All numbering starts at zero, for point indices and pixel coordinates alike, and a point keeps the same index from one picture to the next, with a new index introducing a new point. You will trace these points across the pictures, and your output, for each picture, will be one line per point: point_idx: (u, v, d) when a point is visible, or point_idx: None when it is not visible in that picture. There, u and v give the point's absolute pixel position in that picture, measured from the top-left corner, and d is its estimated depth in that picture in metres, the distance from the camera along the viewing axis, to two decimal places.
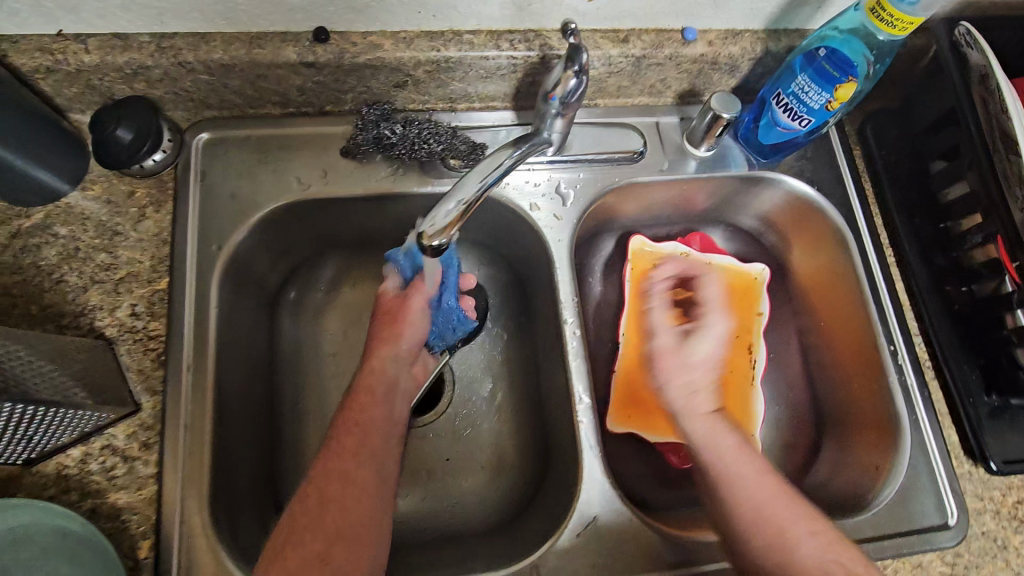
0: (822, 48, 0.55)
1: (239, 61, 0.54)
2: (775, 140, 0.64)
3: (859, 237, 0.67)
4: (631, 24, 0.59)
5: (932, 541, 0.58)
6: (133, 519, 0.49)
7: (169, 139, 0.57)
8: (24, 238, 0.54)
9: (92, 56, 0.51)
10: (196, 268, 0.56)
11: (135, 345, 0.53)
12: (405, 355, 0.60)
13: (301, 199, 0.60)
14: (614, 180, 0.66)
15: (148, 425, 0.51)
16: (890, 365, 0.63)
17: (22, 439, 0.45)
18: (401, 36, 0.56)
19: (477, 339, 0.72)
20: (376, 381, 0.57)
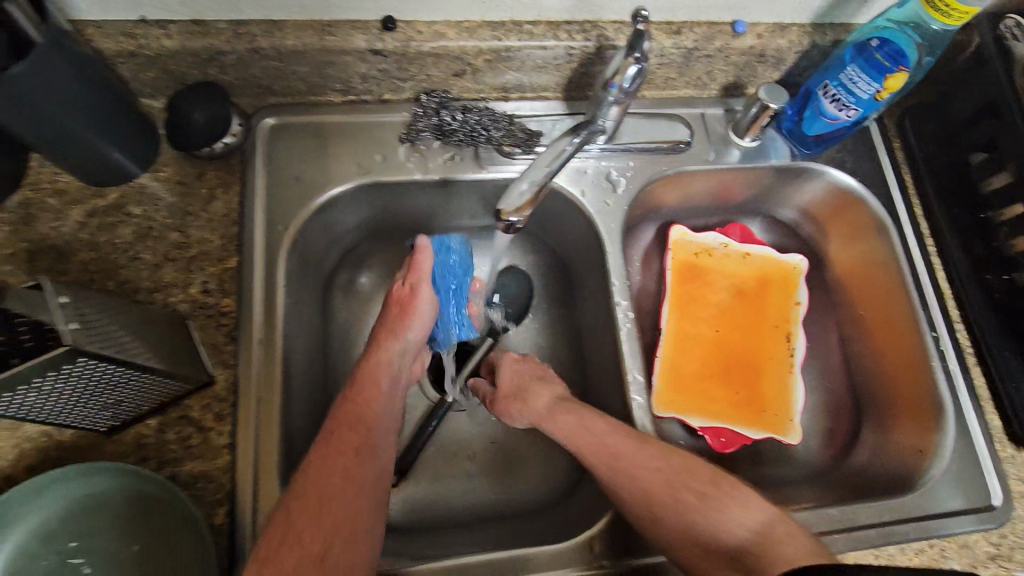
0: (874, 39, 0.58)
1: (310, 48, 0.56)
2: (820, 131, 0.66)
3: (900, 226, 0.69)
4: (683, 16, 0.61)
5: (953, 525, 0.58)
6: (209, 486, 0.51)
7: (239, 123, 0.59)
8: (100, 217, 0.56)
9: (173, 42, 0.54)
10: (265, 248, 0.58)
11: (208, 320, 0.55)
12: (411, 349, 0.59)
13: (361, 184, 0.62)
14: (662, 168, 0.68)
15: (221, 397, 0.53)
16: (933, 350, 0.64)
17: (112, 405, 0.47)
18: (463, 26, 0.58)
19: (523, 325, 0.74)
20: (382, 373, 0.56)
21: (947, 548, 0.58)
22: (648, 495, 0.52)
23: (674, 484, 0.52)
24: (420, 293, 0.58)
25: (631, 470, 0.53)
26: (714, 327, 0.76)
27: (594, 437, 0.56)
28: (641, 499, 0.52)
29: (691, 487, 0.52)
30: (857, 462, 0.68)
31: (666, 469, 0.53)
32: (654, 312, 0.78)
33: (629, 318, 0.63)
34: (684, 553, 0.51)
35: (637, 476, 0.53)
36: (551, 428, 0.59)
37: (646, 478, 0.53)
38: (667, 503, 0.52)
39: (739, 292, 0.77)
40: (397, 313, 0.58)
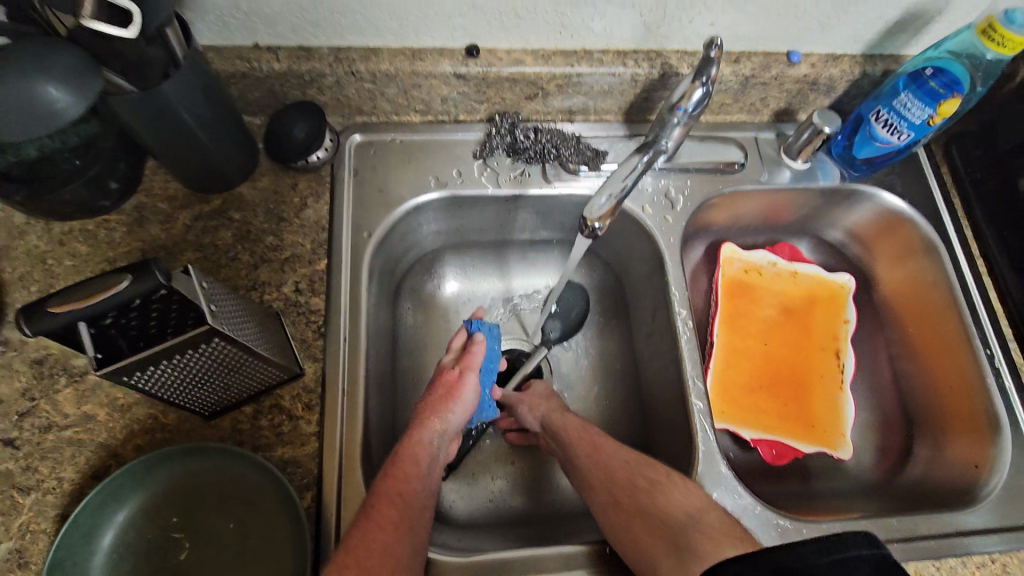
0: (928, 68, 0.60)
1: (402, 71, 0.61)
2: (870, 154, 0.69)
3: (950, 246, 0.71)
4: (742, 46, 0.65)
5: (974, 544, 0.58)
6: (298, 471, 0.54)
7: (330, 139, 0.64)
8: (204, 221, 0.62)
9: (281, 64, 0.59)
10: (350, 252, 0.62)
11: (299, 317, 0.59)
12: (450, 433, 0.58)
13: (437, 196, 0.66)
14: (718, 186, 0.71)
15: (310, 388, 0.57)
16: (987, 367, 0.66)
17: (219, 388, 0.51)
18: (539, 53, 0.63)
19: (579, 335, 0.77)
20: (422, 452, 0.55)
21: (1009, 564, 0.57)
22: (613, 480, 0.57)
23: (635, 472, 0.57)
24: (466, 380, 0.60)
25: (600, 457, 0.59)
26: (763, 342, 0.78)
27: (578, 430, 0.61)
28: (606, 486, 0.57)
29: (646, 474, 0.56)
30: (911, 477, 0.69)
31: (634, 461, 0.58)
32: (704, 328, 0.81)
33: (688, 326, 0.65)
34: (632, 535, 0.53)
35: (615, 467, 0.58)
36: (571, 469, 0.60)
37: (611, 464, 0.58)
38: (625, 488, 0.56)
39: (787, 309, 0.79)
40: (440, 394, 0.59)
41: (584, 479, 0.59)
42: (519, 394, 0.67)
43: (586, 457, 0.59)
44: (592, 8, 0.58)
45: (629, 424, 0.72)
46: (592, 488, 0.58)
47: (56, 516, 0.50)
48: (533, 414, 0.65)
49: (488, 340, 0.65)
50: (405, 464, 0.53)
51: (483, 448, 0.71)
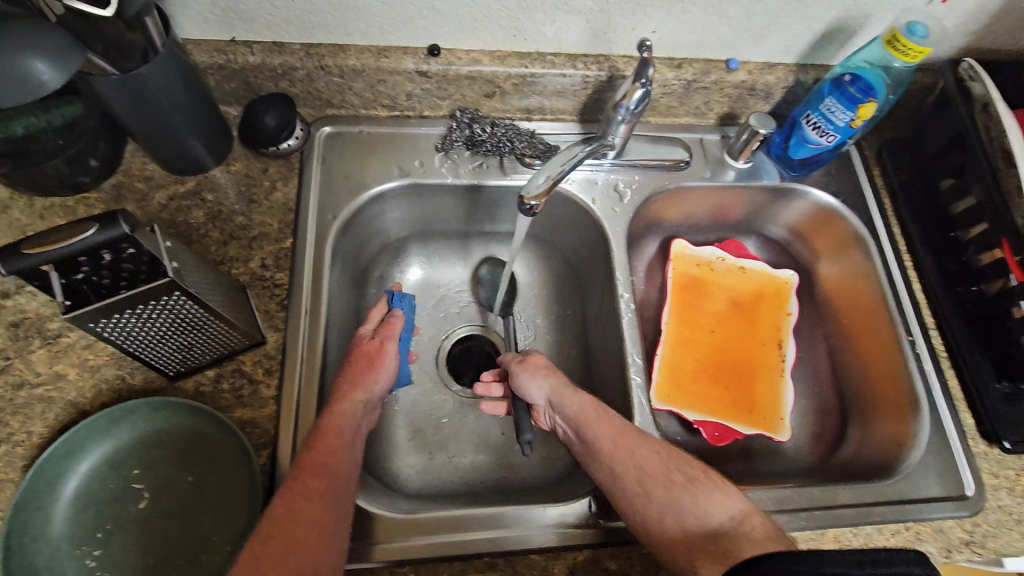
0: (847, 75, 0.66)
1: (368, 67, 0.66)
2: (805, 155, 0.74)
3: (879, 242, 0.76)
4: (684, 53, 0.71)
5: (925, 511, 0.63)
6: (255, 431, 0.58)
7: (301, 129, 0.69)
8: (178, 200, 0.66)
9: (255, 57, 0.65)
10: (315, 232, 0.67)
11: (263, 290, 0.63)
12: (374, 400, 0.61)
13: (399, 183, 0.71)
14: (664, 183, 0.77)
15: (270, 356, 0.61)
16: (909, 353, 0.70)
17: (182, 348, 0.54)
18: (496, 54, 0.69)
19: (535, 321, 0.81)
20: (343, 423, 0.57)
21: (922, 532, 0.62)
22: (644, 471, 0.55)
23: (671, 467, 0.56)
24: (386, 347, 0.65)
25: (632, 444, 0.57)
26: (710, 331, 0.82)
27: (603, 413, 0.60)
28: (640, 474, 0.55)
29: (683, 471, 0.55)
30: (845, 458, 0.73)
31: (666, 453, 0.57)
32: (656, 319, 0.85)
33: (629, 307, 0.70)
34: (666, 533, 0.52)
35: (646, 456, 0.56)
36: (595, 463, 0.58)
37: (646, 458, 0.56)
38: (661, 484, 0.54)
39: (734, 301, 0.83)
40: (363, 364, 0.62)
41: (609, 463, 0.56)
42: (518, 363, 0.66)
43: (620, 452, 0.57)
44: (541, 13, 0.64)
45: None
46: (618, 474, 0.56)
47: (24, 466, 0.54)
48: (552, 390, 0.63)
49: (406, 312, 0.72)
50: (325, 435, 0.55)
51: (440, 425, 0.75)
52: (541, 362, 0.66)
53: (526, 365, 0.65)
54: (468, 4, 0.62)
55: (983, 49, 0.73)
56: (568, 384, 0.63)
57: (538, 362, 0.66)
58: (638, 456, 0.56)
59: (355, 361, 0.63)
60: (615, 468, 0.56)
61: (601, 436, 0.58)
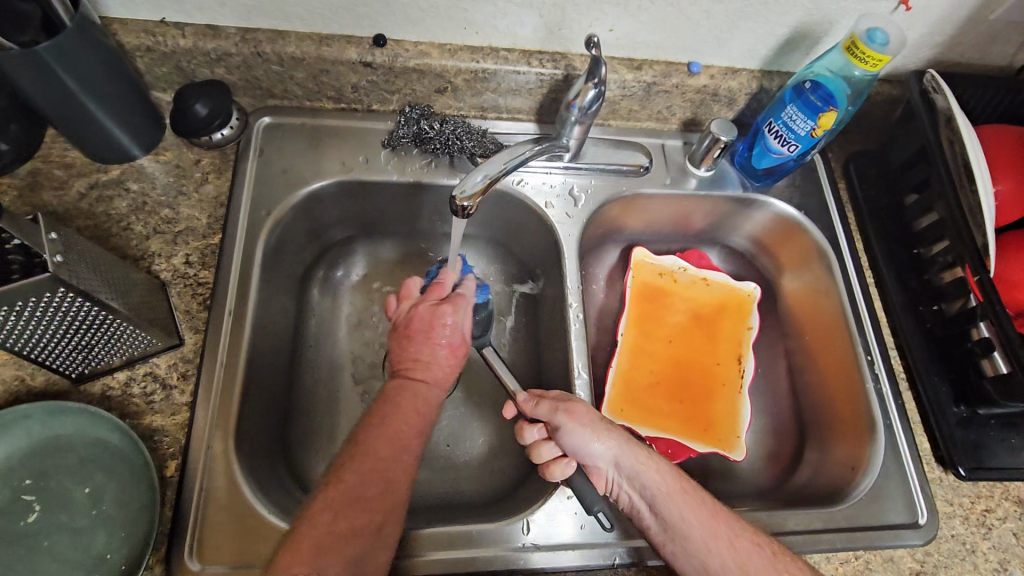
0: (809, 82, 0.64)
1: (308, 56, 0.63)
2: (767, 165, 0.72)
3: (841, 258, 0.74)
4: (644, 54, 0.68)
5: (902, 538, 0.60)
6: (165, 440, 0.54)
7: (237, 118, 0.65)
8: (99, 189, 0.62)
9: (187, 41, 0.61)
10: (246, 228, 0.63)
11: (185, 288, 0.59)
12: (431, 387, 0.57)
13: (340, 180, 0.67)
14: (622, 188, 0.74)
15: (188, 359, 0.57)
16: (867, 373, 0.68)
17: (84, 349, 0.50)
18: (446, 48, 0.65)
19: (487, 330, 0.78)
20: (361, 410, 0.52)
21: (872, 561, 0.60)
22: (746, 567, 0.50)
23: (778, 567, 0.50)
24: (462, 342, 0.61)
25: (727, 532, 0.51)
26: (669, 343, 0.79)
27: (690, 489, 0.54)
28: (740, 571, 0.50)
29: (793, 571, 0.50)
30: (798, 480, 0.71)
31: (771, 549, 0.51)
32: (612, 328, 0.82)
33: (578, 318, 0.67)
34: None
35: (748, 550, 0.51)
36: (681, 552, 0.51)
37: (749, 557, 0.50)
38: None
39: (695, 315, 0.80)
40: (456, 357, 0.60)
41: (700, 552, 0.51)
42: (569, 407, 0.57)
43: (719, 545, 0.51)
44: (492, 5, 0.60)
45: None
46: (712, 567, 0.50)
47: None
48: (622, 453, 0.55)
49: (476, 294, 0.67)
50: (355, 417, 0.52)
51: None
52: (597, 415, 0.57)
53: (582, 420, 0.57)
54: None
55: (951, 61, 0.71)
56: (638, 448, 0.56)
57: (590, 415, 0.57)
58: (740, 551, 0.51)
59: (448, 352, 0.59)
60: (712, 562, 0.50)
61: (691, 520, 0.51)
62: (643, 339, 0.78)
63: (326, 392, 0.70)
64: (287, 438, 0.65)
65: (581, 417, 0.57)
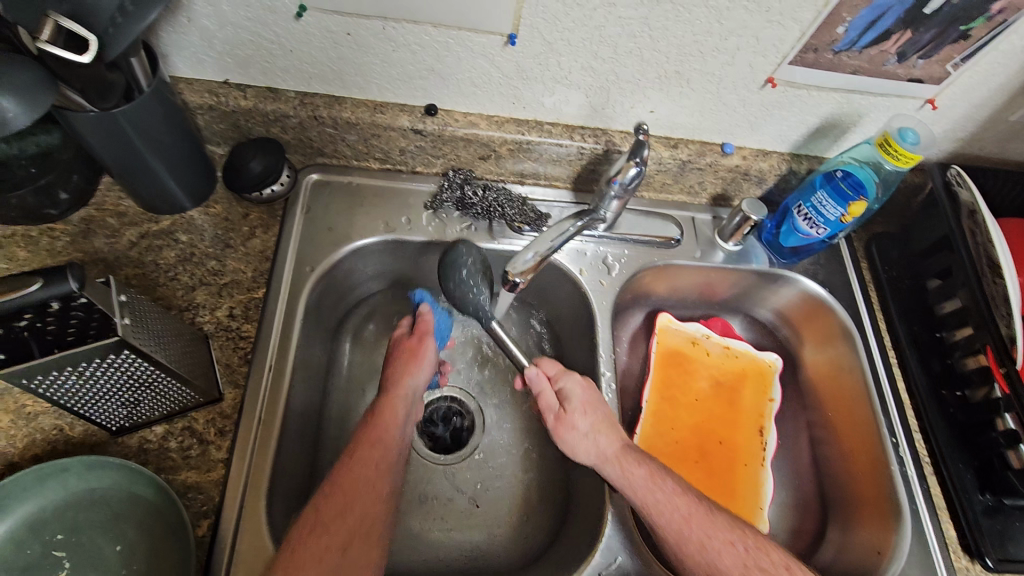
0: (839, 171, 0.67)
1: (362, 121, 0.65)
2: (795, 244, 0.74)
3: (865, 336, 0.75)
4: (680, 134, 0.71)
5: None
6: (198, 498, 0.53)
7: (288, 175, 0.68)
8: (150, 239, 0.63)
9: (248, 102, 0.63)
10: (290, 284, 0.64)
11: (227, 341, 0.60)
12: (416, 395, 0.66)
13: (382, 239, 0.70)
14: (653, 259, 0.76)
15: (225, 414, 0.57)
16: (893, 456, 0.68)
17: (130, 403, 0.51)
18: (493, 119, 0.68)
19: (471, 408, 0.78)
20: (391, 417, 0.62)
21: None
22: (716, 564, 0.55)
23: (747, 564, 0.54)
24: (425, 343, 0.69)
25: (695, 523, 0.56)
26: (692, 412, 0.79)
27: (664, 495, 0.58)
28: (708, 565, 0.54)
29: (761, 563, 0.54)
30: (822, 561, 0.70)
31: (742, 547, 0.55)
32: (636, 393, 0.82)
33: (610, 388, 0.69)
34: None
35: (719, 550, 0.55)
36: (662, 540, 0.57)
37: (719, 552, 0.55)
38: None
39: (718, 384, 0.80)
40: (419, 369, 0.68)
41: (676, 556, 0.56)
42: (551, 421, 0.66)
43: (688, 533, 0.56)
44: (542, 84, 0.63)
45: (554, 482, 0.73)
46: (686, 562, 0.55)
47: None
48: (601, 468, 0.62)
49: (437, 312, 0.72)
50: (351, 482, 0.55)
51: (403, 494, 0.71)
52: (581, 427, 0.64)
53: (565, 432, 0.65)
54: (468, 69, 0.61)
55: (971, 154, 0.74)
56: (614, 462, 0.60)
57: (574, 426, 0.64)
58: (710, 543, 0.55)
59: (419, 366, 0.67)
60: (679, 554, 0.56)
61: (665, 527, 0.56)
62: (668, 405, 0.78)
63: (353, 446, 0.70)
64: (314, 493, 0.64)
65: (567, 429, 0.65)
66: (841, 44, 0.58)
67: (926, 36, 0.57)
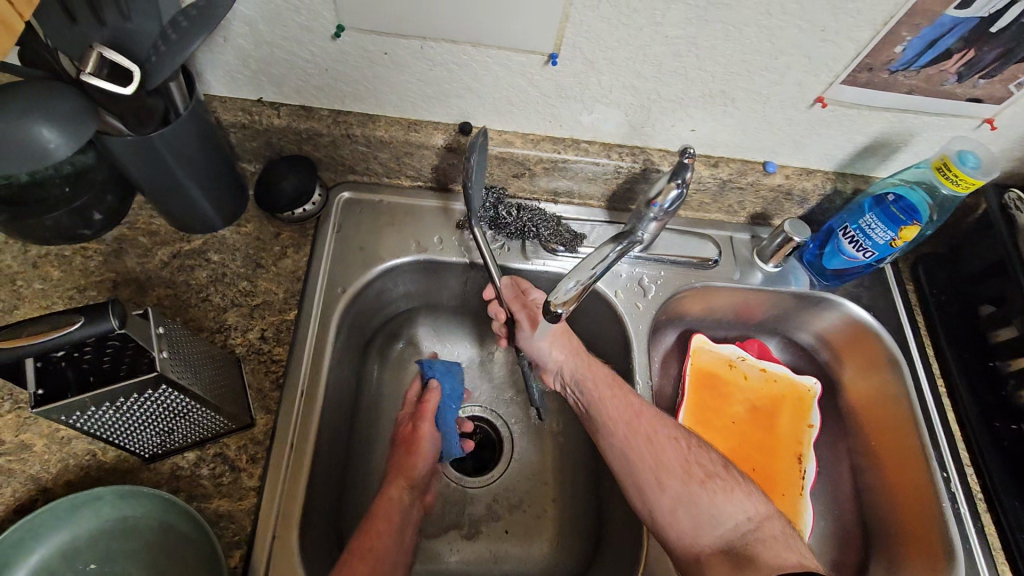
0: (891, 194, 0.65)
1: (395, 140, 0.64)
2: (838, 266, 0.72)
3: (912, 364, 0.72)
4: (721, 152, 0.69)
5: None
6: (230, 527, 0.52)
7: (320, 194, 0.67)
8: (181, 259, 0.63)
9: (281, 120, 0.62)
10: (321, 306, 0.63)
11: (258, 365, 0.59)
12: (418, 485, 0.63)
13: (413, 259, 0.69)
14: (690, 280, 0.74)
15: (257, 441, 0.56)
16: (944, 492, 0.65)
17: (163, 431, 0.50)
18: (529, 137, 0.66)
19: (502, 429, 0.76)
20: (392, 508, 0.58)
21: None
22: (661, 458, 0.59)
23: (689, 459, 0.59)
24: (421, 429, 0.65)
25: (648, 428, 0.60)
26: (728, 437, 0.76)
27: (623, 396, 0.62)
28: (655, 463, 0.58)
29: (703, 466, 0.59)
30: None
31: (684, 445, 0.60)
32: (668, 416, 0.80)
33: None
34: (679, 525, 0.56)
35: (664, 445, 0.59)
36: (607, 435, 0.61)
37: (664, 454, 0.59)
38: (677, 474, 0.58)
39: (755, 409, 0.78)
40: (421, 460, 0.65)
41: (622, 445, 0.60)
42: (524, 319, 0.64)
43: (639, 432, 0.60)
44: (580, 103, 0.61)
45: (585, 509, 0.71)
46: (631, 459, 0.59)
47: None
48: (568, 366, 0.65)
49: (444, 380, 0.69)
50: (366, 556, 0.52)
51: (432, 519, 0.69)
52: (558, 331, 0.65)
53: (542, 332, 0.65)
54: (505, 88, 0.60)
55: None
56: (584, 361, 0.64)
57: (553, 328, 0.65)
58: (657, 443, 0.59)
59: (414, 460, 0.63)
60: (625, 448, 0.60)
61: (618, 420, 0.61)
62: (703, 429, 0.76)
63: (381, 469, 0.69)
64: (343, 520, 0.63)
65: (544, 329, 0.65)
66: (898, 64, 0.55)
67: (989, 56, 0.54)
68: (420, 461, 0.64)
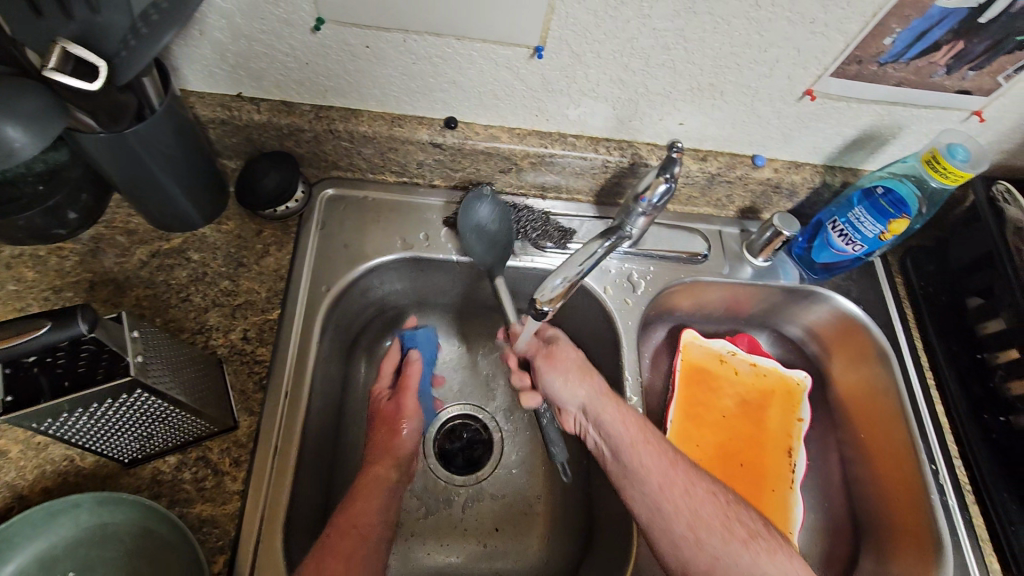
0: (879, 187, 0.64)
1: (379, 135, 0.63)
2: (827, 260, 0.72)
3: (900, 356, 0.72)
4: (710, 146, 0.68)
5: None
6: (213, 532, 0.51)
7: (302, 191, 0.65)
8: (160, 258, 0.61)
9: (261, 115, 0.61)
10: (305, 305, 0.62)
11: (241, 366, 0.58)
12: (401, 473, 0.61)
13: (399, 257, 0.68)
14: (679, 275, 0.73)
15: (240, 444, 0.55)
16: (932, 485, 0.65)
17: (142, 436, 0.49)
18: (515, 132, 0.65)
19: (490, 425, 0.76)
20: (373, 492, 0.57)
21: None
22: (697, 511, 0.57)
23: (729, 517, 0.56)
24: (402, 399, 0.66)
25: (684, 481, 0.58)
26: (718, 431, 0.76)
27: (652, 441, 0.60)
28: (691, 517, 0.56)
29: (744, 523, 0.56)
30: None
31: (723, 500, 0.57)
32: (658, 411, 0.79)
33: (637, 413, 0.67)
34: None
35: (700, 499, 0.57)
36: (638, 487, 0.58)
37: (703, 510, 0.56)
38: (716, 531, 0.55)
39: (744, 403, 0.77)
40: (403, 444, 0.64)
41: (655, 498, 0.57)
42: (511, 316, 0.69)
43: (674, 484, 0.57)
44: (567, 97, 0.60)
45: (575, 506, 0.70)
46: (665, 511, 0.57)
47: None
48: (591, 406, 0.62)
49: (423, 346, 0.71)
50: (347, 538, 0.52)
51: (421, 518, 0.68)
52: (575, 366, 0.65)
53: (559, 367, 0.65)
54: (491, 82, 0.58)
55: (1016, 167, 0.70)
56: (606, 399, 0.62)
57: (566, 363, 0.66)
58: (695, 496, 0.57)
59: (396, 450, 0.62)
60: (660, 501, 0.57)
61: (650, 467, 0.58)
62: (692, 423, 0.76)
63: None
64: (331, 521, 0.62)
65: (560, 364, 0.66)
66: (887, 56, 0.55)
67: (978, 48, 0.54)
68: (403, 441, 0.63)
